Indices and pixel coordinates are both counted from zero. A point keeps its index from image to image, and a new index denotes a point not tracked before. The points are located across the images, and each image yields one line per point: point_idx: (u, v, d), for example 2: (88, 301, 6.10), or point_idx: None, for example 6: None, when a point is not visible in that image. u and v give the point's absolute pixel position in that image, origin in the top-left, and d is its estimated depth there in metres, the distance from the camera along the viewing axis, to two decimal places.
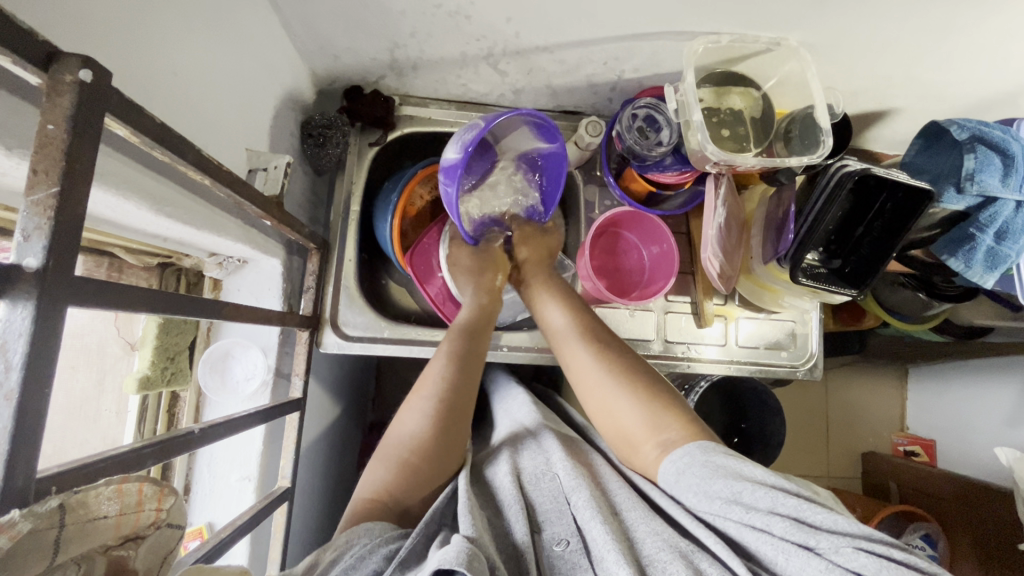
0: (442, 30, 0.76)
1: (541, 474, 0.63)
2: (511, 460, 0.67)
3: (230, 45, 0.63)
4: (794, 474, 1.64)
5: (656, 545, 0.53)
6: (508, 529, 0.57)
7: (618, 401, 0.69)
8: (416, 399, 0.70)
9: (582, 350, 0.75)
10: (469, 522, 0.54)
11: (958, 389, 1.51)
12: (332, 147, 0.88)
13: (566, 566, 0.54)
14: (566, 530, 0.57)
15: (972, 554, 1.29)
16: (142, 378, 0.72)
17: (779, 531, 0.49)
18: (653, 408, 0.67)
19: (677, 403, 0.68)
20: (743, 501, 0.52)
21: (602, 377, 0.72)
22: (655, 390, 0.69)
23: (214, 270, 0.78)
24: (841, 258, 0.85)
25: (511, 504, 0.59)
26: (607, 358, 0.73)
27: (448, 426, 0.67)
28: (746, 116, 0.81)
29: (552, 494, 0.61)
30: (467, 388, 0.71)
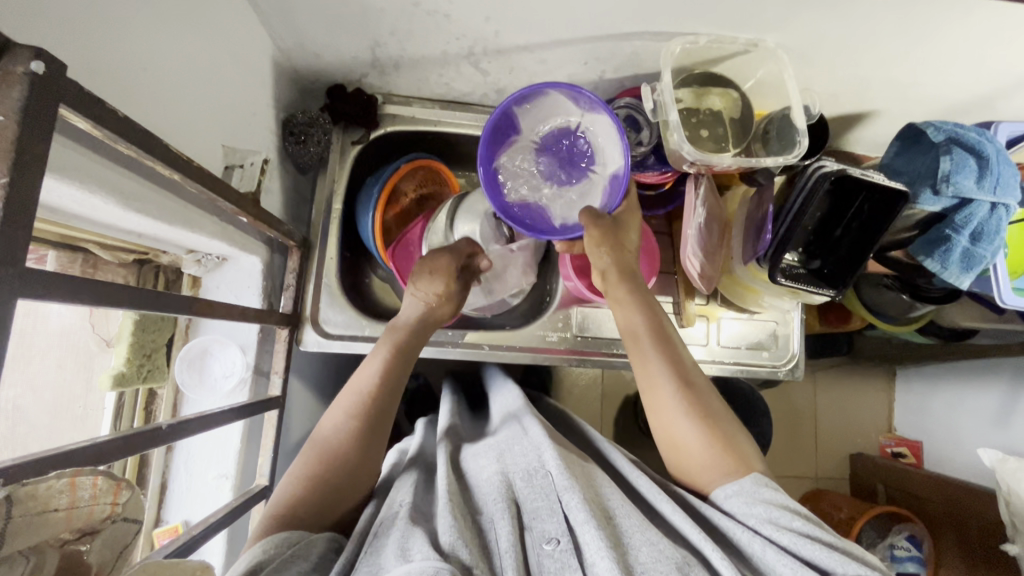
0: (422, 29, 0.76)
1: (534, 470, 0.62)
2: (500, 460, 0.66)
3: (206, 42, 0.63)
4: (782, 475, 1.65)
5: (653, 555, 0.53)
6: (489, 531, 0.56)
7: (689, 428, 0.67)
8: (339, 402, 0.70)
9: (663, 368, 0.71)
10: (449, 532, 0.53)
11: (943, 390, 1.52)
12: (312, 145, 0.90)
13: (554, 565, 0.52)
14: (556, 529, 0.56)
15: (955, 555, 1.30)
16: (117, 375, 0.72)
17: (807, 552, 0.53)
18: (715, 436, 0.66)
19: (744, 444, 0.67)
20: (783, 519, 0.56)
21: (678, 403, 0.68)
22: (716, 418, 0.68)
23: (192, 267, 0.78)
24: (821, 259, 0.85)
25: (495, 504, 0.58)
26: (687, 387, 0.69)
27: (361, 433, 0.67)
28: (725, 117, 0.81)
29: (543, 492, 0.59)
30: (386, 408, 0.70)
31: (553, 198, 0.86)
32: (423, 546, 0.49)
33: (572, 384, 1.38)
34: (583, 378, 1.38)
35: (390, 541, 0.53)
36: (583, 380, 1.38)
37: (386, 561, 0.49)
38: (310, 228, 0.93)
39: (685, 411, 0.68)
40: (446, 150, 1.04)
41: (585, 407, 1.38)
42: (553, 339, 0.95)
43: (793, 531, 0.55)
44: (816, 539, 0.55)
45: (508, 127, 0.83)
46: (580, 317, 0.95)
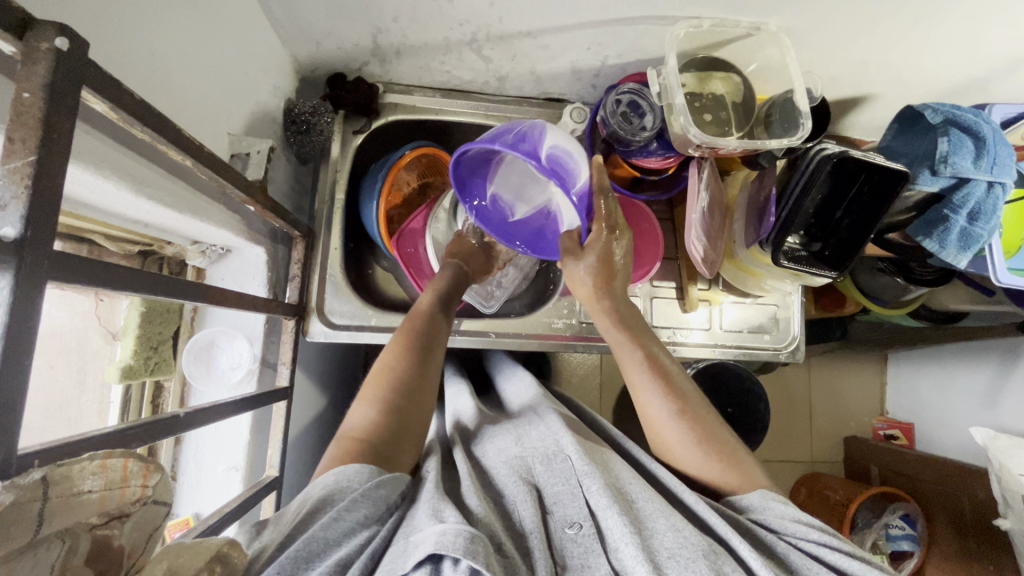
0: (426, 14, 0.75)
1: (552, 454, 0.63)
2: (519, 442, 0.67)
3: (210, 28, 0.63)
4: (777, 459, 1.67)
5: (678, 541, 0.53)
6: (513, 511, 0.57)
7: (690, 449, 0.69)
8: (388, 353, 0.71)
9: (657, 395, 0.72)
10: (478, 509, 0.54)
11: (935, 372, 1.55)
12: (316, 134, 0.88)
13: (578, 550, 0.54)
14: (578, 513, 0.57)
15: (949, 533, 1.33)
16: (125, 367, 0.72)
17: (830, 559, 0.56)
18: (700, 435, 0.69)
19: (746, 460, 0.69)
20: (799, 529, 0.58)
21: (678, 426, 0.70)
22: (700, 416, 0.71)
23: (197, 259, 0.77)
24: (821, 241, 0.87)
25: (516, 486, 0.59)
26: (685, 410, 0.70)
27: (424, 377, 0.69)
28: (727, 101, 0.82)
29: (563, 476, 0.60)
30: (434, 336, 0.74)
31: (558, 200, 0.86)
32: (454, 511, 0.50)
33: (572, 373, 1.39)
34: (582, 366, 1.40)
35: (423, 505, 0.53)
36: (582, 368, 1.40)
37: (416, 522, 0.50)
38: (313, 218, 0.92)
39: (684, 433, 0.69)
40: (447, 139, 1.04)
41: (584, 395, 1.39)
42: (558, 326, 0.96)
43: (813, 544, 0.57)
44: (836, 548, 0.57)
45: (483, 158, 0.81)
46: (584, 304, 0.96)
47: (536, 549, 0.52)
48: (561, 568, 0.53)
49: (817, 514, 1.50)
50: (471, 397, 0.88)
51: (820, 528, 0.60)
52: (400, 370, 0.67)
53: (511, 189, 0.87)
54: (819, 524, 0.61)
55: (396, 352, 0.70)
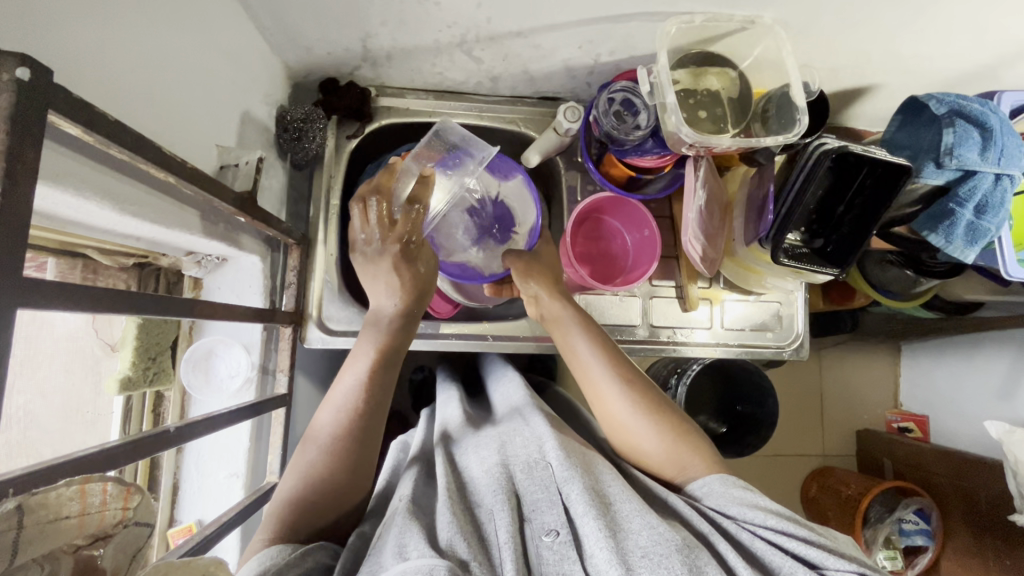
0: (412, 18, 0.75)
1: (534, 462, 0.64)
2: (500, 451, 0.68)
3: (196, 43, 0.63)
4: (788, 454, 1.66)
5: (653, 538, 0.53)
6: (487, 524, 0.57)
7: (643, 429, 0.70)
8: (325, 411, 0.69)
9: (606, 376, 0.73)
10: (446, 528, 0.54)
11: (950, 363, 1.52)
12: (309, 140, 0.89)
13: (554, 557, 0.54)
14: (555, 520, 0.57)
15: (964, 528, 1.31)
16: (123, 379, 0.72)
17: (792, 546, 0.54)
18: (660, 429, 0.69)
19: (693, 433, 0.71)
20: (749, 514, 0.58)
21: (626, 402, 0.71)
22: (661, 409, 0.71)
23: (193, 269, 0.78)
24: (823, 238, 0.85)
25: (494, 496, 0.59)
26: (631, 386, 0.72)
27: (361, 433, 0.67)
28: (723, 97, 0.80)
29: (543, 484, 0.61)
30: (383, 399, 0.70)
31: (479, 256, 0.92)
32: (419, 544, 0.50)
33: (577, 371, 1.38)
34: None
35: (389, 541, 0.53)
36: None
37: (385, 560, 0.50)
38: (309, 224, 0.92)
39: (633, 411, 0.70)
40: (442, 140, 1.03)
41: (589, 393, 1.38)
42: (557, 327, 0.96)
43: (771, 529, 0.56)
44: (797, 536, 0.56)
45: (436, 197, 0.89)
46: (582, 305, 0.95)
47: (506, 563, 0.52)
48: (534, 575, 0.53)
49: (827, 508, 1.49)
50: (459, 403, 0.89)
51: (781, 514, 0.58)
52: (334, 438, 0.66)
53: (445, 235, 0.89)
54: (780, 511, 0.59)
55: (330, 412, 0.68)
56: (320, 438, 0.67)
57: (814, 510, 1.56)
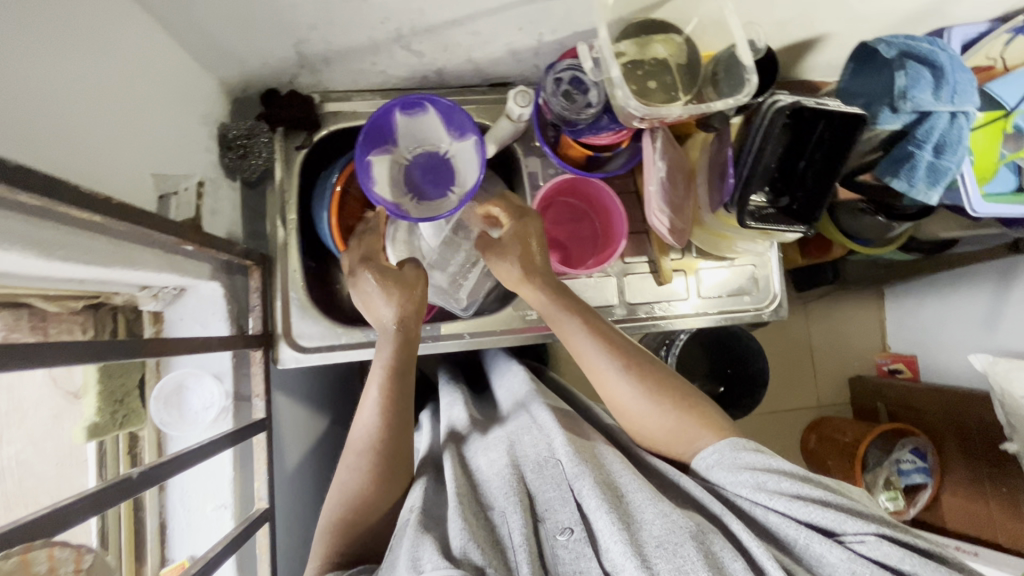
0: (343, 17, 0.72)
1: (544, 461, 0.63)
2: (510, 452, 0.67)
3: (117, 70, 0.60)
4: (784, 410, 1.68)
5: (665, 526, 0.53)
6: (502, 525, 0.57)
7: (637, 403, 0.70)
8: (349, 456, 0.70)
9: (605, 360, 0.72)
10: (459, 536, 0.54)
11: (932, 301, 1.53)
12: (255, 157, 0.86)
13: (569, 556, 0.54)
14: (569, 518, 0.57)
15: (961, 462, 1.33)
16: (90, 426, 0.69)
17: (803, 514, 0.55)
18: (667, 414, 0.69)
19: (703, 406, 0.70)
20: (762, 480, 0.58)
21: (628, 380, 0.70)
22: (668, 389, 0.70)
23: (150, 303, 0.75)
24: (789, 195, 0.84)
25: (506, 498, 0.59)
26: (634, 368, 0.71)
27: (386, 480, 0.68)
28: (672, 65, 0.78)
29: (554, 481, 0.61)
30: (402, 439, 0.71)
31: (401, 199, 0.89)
32: (431, 555, 0.50)
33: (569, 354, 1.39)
34: None
35: (403, 552, 0.53)
36: None
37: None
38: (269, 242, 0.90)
39: (635, 396, 0.70)
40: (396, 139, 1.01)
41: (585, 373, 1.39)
42: (532, 317, 0.95)
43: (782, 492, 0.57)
44: (812, 499, 0.56)
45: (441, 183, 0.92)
46: None
47: (522, 563, 0.52)
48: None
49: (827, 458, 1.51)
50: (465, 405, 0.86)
51: (796, 477, 0.58)
52: (356, 495, 0.67)
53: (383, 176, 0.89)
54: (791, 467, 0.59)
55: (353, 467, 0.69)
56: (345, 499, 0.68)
57: (813, 462, 1.60)
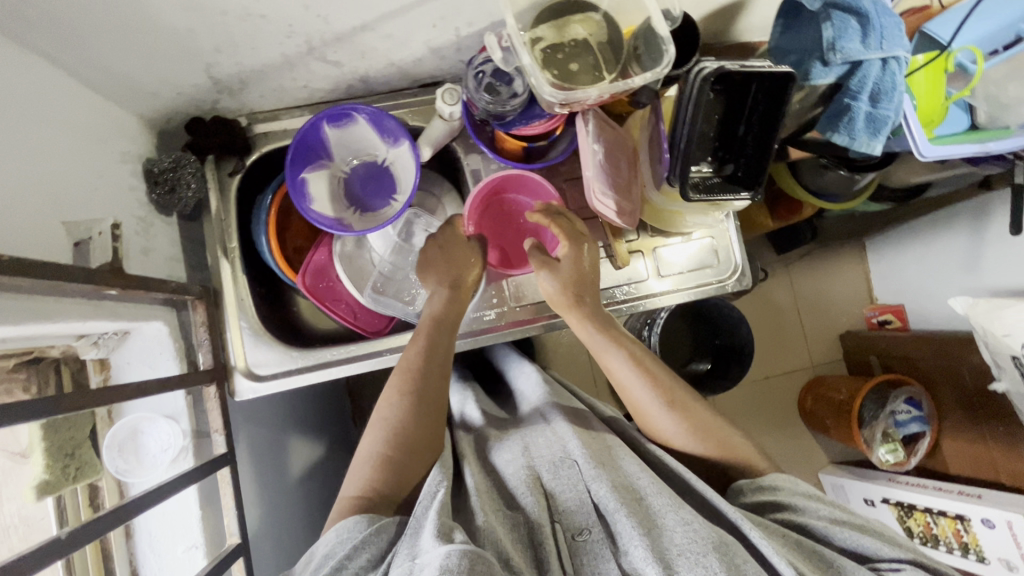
0: (246, 36, 0.70)
1: (559, 461, 0.66)
2: (526, 452, 0.69)
3: (12, 119, 0.58)
4: (777, 374, 1.67)
5: (687, 535, 0.55)
6: (526, 515, 0.60)
7: (682, 437, 0.76)
8: (392, 392, 0.75)
9: (650, 397, 0.77)
10: (481, 525, 0.57)
11: (913, 248, 1.52)
12: (184, 190, 0.83)
13: (589, 556, 0.58)
14: (586, 519, 0.60)
15: (955, 406, 1.32)
16: (40, 484, 0.68)
17: (836, 537, 0.62)
18: (710, 446, 0.75)
19: (736, 433, 0.77)
20: (803, 512, 0.65)
21: (671, 416, 0.76)
22: (709, 422, 0.77)
23: (92, 351, 0.73)
24: (733, 162, 0.82)
25: (524, 494, 0.62)
26: (677, 405, 0.77)
27: (427, 419, 0.73)
28: (592, 44, 0.76)
29: (571, 480, 0.64)
30: (440, 385, 0.77)
31: (345, 215, 0.89)
32: (463, 526, 0.52)
33: (555, 345, 1.38)
34: (565, 336, 1.38)
35: (425, 525, 0.55)
36: (567, 337, 1.38)
37: (423, 543, 0.52)
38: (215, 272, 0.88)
39: (682, 432, 0.76)
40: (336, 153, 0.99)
41: (574, 362, 1.38)
42: (489, 317, 0.92)
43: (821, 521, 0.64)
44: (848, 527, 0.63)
45: (385, 192, 0.90)
46: (514, 287, 0.92)
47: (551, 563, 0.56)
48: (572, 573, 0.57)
49: (824, 418, 1.50)
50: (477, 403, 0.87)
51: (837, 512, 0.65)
52: (397, 423, 0.72)
53: (322, 192, 0.87)
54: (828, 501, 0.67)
55: (393, 402, 0.74)
56: (388, 427, 0.72)
57: (812, 423, 1.59)
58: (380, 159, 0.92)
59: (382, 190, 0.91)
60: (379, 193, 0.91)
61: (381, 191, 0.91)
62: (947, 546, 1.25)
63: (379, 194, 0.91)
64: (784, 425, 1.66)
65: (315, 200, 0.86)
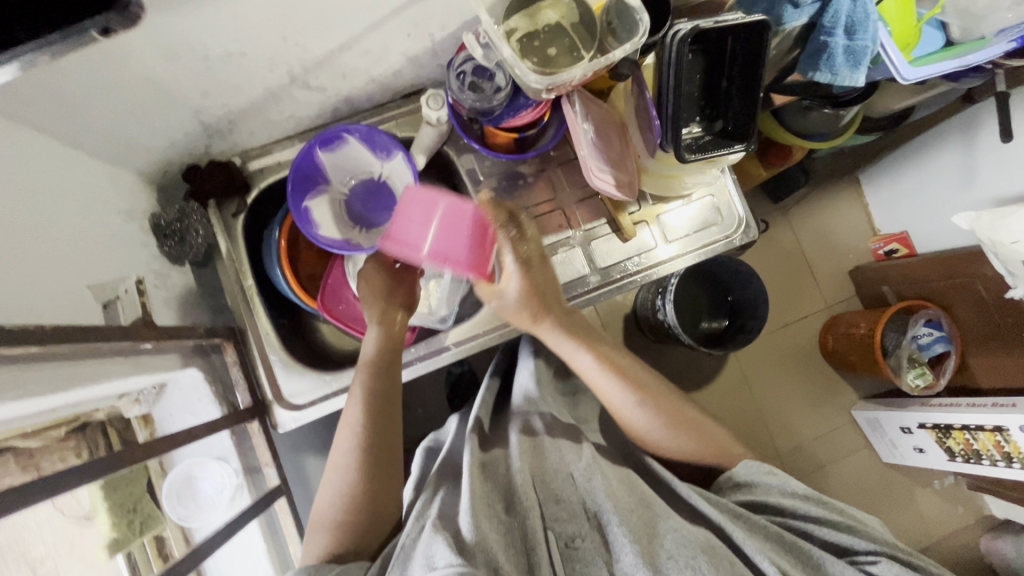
0: (230, 77, 0.71)
1: (556, 473, 0.72)
2: (532, 462, 0.74)
3: (27, 196, 0.60)
4: (795, 320, 1.68)
5: (676, 541, 0.63)
6: (529, 523, 0.65)
7: (660, 430, 0.79)
8: (338, 454, 0.73)
9: (626, 398, 0.78)
10: (468, 525, 0.61)
11: (908, 174, 1.52)
12: (193, 236, 0.85)
13: (581, 560, 0.64)
14: (578, 528, 0.66)
15: (976, 322, 1.33)
16: (112, 542, 0.68)
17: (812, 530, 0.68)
18: (685, 437, 0.79)
19: (707, 424, 0.81)
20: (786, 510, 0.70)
21: (647, 413, 0.78)
22: (683, 414, 0.80)
23: (135, 408, 0.74)
24: (721, 118, 0.83)
25: (521, 505, 0.67)
26: (650, 401, 0.78)
27: (380, 474, 0.72)
28: (565, 26, 0.76)
29: (566, 490, 0.70)
30: (389, 436, 0.74)
31: (353, 235, 0.91)
32: (443, 552, 0.57)
33: None
34: None
35: (420, 549, 0.60)
36: None
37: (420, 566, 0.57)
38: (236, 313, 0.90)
39: (659, 426, 0.79)
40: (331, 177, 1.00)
41: None
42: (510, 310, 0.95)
43: (799, 518, 0.70)
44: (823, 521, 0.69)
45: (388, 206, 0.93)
46: None
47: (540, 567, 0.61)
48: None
49: (848, 354, 1.53)
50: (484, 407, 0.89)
51: (811, 504, 0.71)
52: (350, 494, 0.70)
53: (327, 217, 0.89)
54: (806, 491, 0.72)
55: (343, 470, 0.72)
56: (340, 500, 0.70)
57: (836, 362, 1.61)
58: (377, 174, 0.93)
59: (384, 205, 0.93)
60: (382, 207, 0.93)
61: (383, 206, 0.93)
62: (990, 459, 1.28)
63: (382, 209, 0.93)
64: (810, 369, 1.68)
65: (322, 227, 0.88)
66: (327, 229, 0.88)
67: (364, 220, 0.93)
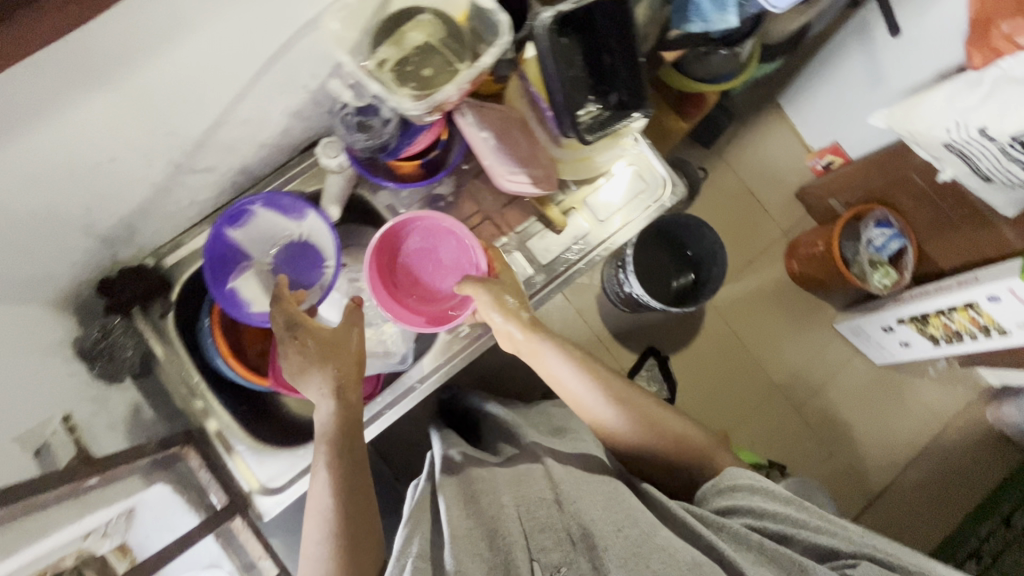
0: (109, 184, 0.68)
1: (537, 500, 0.67)
2: (512, 492, 0.68)
3: None
4: (757, 255, 1.71)
5: (663, 562, 0.57)
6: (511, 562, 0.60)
7: (624, 425, 0.78)
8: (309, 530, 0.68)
9: (583, 388, 0.79)
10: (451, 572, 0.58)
11: (822, 87, 1.55)
12: (124, 350, 0.81)
13: None
14: (561, 558, 0.60)
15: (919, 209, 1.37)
16: None
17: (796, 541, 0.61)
18: (653, 434, 0.77)
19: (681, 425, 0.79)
20: (763, 518, 0.63)
21: (606, 405, 0.79)
22: (654, 411, 0.79)
23: (105, 543, 0.67)
24: (614, 91, 0.82)
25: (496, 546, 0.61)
26: (609, 394, 0.79)
27: (351, 554, 0.66)
28: (434, 44, 0.75)
29: (548, 517, 0.65)
30: (357, 512, 0.69)
31: None
32: None
33: None
34: None
35: None
36: None
37: None
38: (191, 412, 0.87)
39: (622, 418, 0.78)
40: None
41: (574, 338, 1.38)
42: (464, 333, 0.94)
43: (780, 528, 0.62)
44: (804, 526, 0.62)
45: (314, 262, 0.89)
46: None
47: None
48: None
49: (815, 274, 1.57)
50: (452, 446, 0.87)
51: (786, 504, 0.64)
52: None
53: (255, 292, 0.87)
54: (780, 493, 0.66)
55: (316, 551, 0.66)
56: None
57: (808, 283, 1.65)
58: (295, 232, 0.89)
59: (310, 261, 0.90)
60: (309, 264, 0.90)
61: (310, 261, 0.90)
62: (971, 335, 1.31)
63: (310, 265, 0.90)
64: (784, 299, 1.71)
65: (253, 306, 0.86)
66: (258, 305, 0.86)
67: (295, 282, 0.90)
